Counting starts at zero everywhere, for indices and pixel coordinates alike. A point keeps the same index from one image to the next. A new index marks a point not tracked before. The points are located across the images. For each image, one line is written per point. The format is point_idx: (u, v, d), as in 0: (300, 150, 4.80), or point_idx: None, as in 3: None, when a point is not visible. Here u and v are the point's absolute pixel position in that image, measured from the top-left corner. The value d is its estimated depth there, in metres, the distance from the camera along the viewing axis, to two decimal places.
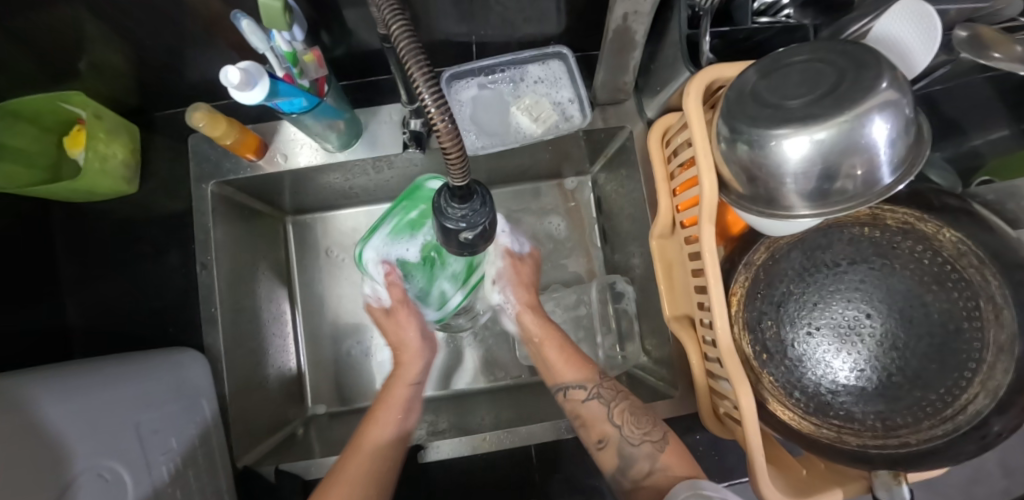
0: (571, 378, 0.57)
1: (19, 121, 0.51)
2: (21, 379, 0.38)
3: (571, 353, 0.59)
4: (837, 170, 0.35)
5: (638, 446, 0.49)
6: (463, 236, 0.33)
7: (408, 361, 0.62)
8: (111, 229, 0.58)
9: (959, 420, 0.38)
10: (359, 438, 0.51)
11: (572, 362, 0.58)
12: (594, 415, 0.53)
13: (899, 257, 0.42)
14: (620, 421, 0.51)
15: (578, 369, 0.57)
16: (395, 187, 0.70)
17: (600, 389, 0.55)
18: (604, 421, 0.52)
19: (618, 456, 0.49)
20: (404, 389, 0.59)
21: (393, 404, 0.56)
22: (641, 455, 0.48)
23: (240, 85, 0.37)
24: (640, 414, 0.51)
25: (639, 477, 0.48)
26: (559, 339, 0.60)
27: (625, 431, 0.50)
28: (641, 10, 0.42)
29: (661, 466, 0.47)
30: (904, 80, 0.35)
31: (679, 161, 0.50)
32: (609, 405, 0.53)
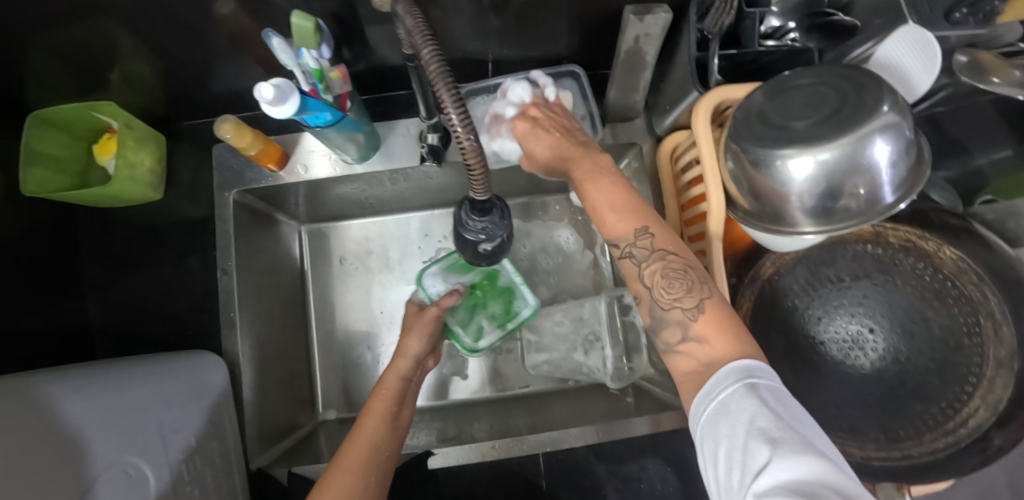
0: (619, 225, 0.40)
1: (52, 128, 0.53)
2: (15, 397, 0.39)
3: (624, 197, 0.41)
4: (839, 190, 0.37)
5: (668, 311, 0.38)
6: (482, 247, 0.34)
7: (407, 353, 0.59)
8: (135, 234, 0.60)
9: (960, 433, 0.39)
10: (361, 424, 0.49)
11: (620, 207, 0.41)
12: (627, 272, 0.41)
13: (901, 273, 0.43)
14: (655, 283, 0.39)
15: (623, 212, 0.41)
16: (408, 198, 0.72)
17: (636, 245, 0.40)
18: (636, 279, 0.40)
19: (651, 315, 0.39)
20: (397, 381, 0.55)
21: (387, 395, 0.53)
22: (671, 320, 0.37)
23: (273, 101, 0.39)
24: (676, 274, 0.38)
25: (672, 341, 0.37)
26: (614, 192, 0.41)
27: (655, 294, 0.38)
28: (651, 32, 0.45)
29: (695, 337, 0.36)
30: (904, 104, 0.37)
31: (688, 178, 0.52)
32: (643, 260, 0.39)
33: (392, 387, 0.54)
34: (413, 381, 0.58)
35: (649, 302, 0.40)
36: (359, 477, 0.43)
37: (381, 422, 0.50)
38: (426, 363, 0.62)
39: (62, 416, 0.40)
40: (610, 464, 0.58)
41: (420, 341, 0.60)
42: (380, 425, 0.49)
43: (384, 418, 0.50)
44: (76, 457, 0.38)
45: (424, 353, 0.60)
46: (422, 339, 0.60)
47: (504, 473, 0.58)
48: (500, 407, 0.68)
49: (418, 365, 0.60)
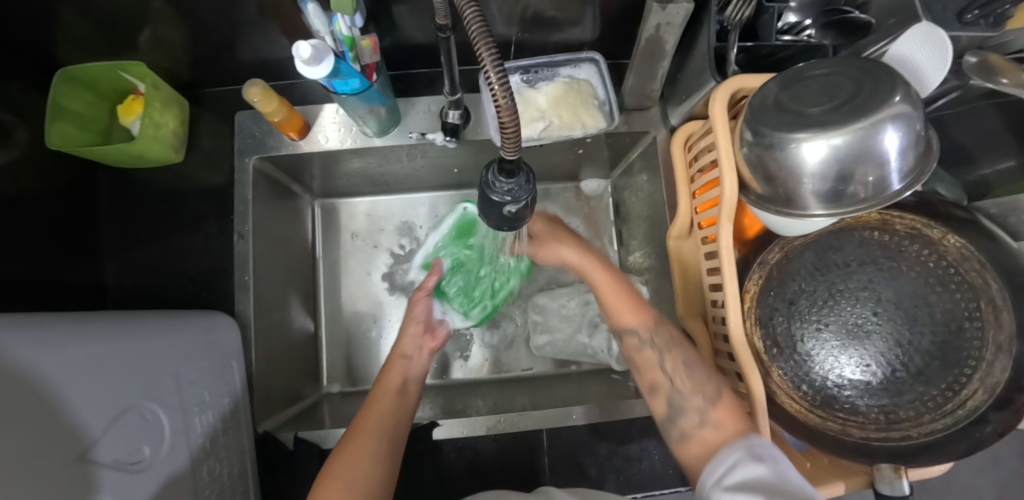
0: (626, 323, 0.52)
1: (79, 85, 0.54)
2: (54, 317, 0.38)
3: (629, 295, 0.54)
4: (851, 175, 0.38)
5: (689, 398, 0.45)
6: (507, 209, 0.35)
7: (407, 335, 0.60)
8: (153, 196, 0.61)
9: (958, 414, 0.40)
10: (371, 396, 0.51)
11: (633, 306, 0.53)
12: (647, 361, 0.50)
13: (906, 259, 0.45)
14: (676, 371, 0.47)
15: (636, 312, 0.52)
16: (422, 177, 0.73)
17: (655, 336, 0.50)
18: (655, 368, 0.49)
19: (669, 404, 0.47)
20: (400, 360, 0.57)
21: (394, 370, 0.55)
22: (690, 407, 0.45)
23: (309, 60, 0.40)
24: (697, 366, 0.47)
25: (689, 427, 0.44)
26: (615, 282, 0.55)
27: (676, 382, 0.47)
28: (674, 22, 0.46)
29: (712, 422, 0.43)
30: (916, 96, 0.38)
31: (700, 165, 0.53)
32: (663, 352, 0.49)
33: (396, 365, 0.56)
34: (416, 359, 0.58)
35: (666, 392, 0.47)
36: (369, 445, 0.45)
37: (390, 396, 0.51)
38: (428, 340, 0.61)
39: (96, 344, 0.39)
40: (611, 444, 0.58)
41: (416, 325, 0.62)
42: (389, 393, 0.51)
43: (394, 393, 0.52)
44: (111, 392, 0.38)
45: (425, 327, 0.62)
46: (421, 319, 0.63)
47: (506, 449, 0.58)
48: (503, 387, 0.69)
49: (420, 341, 0.60)
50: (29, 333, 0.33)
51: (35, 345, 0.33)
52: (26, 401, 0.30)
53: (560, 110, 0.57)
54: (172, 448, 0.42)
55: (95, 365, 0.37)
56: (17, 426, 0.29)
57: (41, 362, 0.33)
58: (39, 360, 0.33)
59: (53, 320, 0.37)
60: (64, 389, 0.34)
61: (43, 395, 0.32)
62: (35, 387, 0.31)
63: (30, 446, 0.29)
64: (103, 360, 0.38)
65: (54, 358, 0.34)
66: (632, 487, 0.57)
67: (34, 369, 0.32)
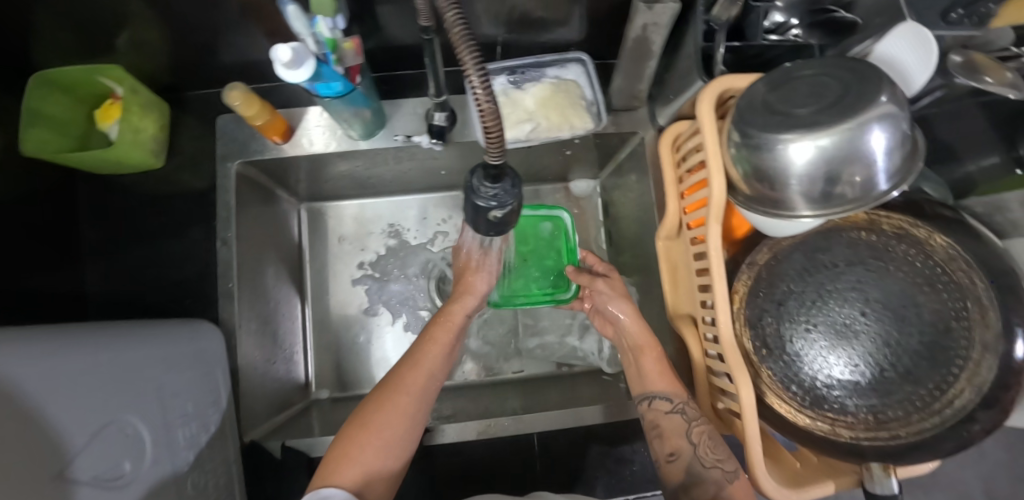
0: (658, 388, 0.50)
1: (54, 89, 0.53)
2: (29, 330, 0.37)
3: (667, 363, 0.52)
4: (839, 176, 0.38)
5: (709, 469, 0.46)
6: (493, 214, 0.34)
7: (472, 290, 0.54)
8: (133, 201, 0.59)
9: (945, 414, 0.40)
10: (414, 360, 0.48)
11: (669, 373, 0.51)
12: (673, 426, 0.48)
13: (894, 259, 0.45)
14: (701, 443, 0.47)
15: (670, 380, 0.50)
16: (410, 180, 0.73)
17: (686, 405, 0.49)
18: (681, 434, 0.47)
19: (687, 471, 0.46)
20: (460, 319, 0.53)
21: (446, 331, 0.51)
22: (710, 478, 0.45)
23: (289, 63, 0.39)
24: (718, 438, 0.47)
25: (702, 497, 0.45)
26: (659, 348, 0.52)
27: (700, 451, 0.46)
28: (661, 22, 0.46)
29: (727, 496, 0.44)
30: (903, 96, 0.38)
31: (689, 166, 0.53)
32: (693, 423, 0.48)
33: (458, 320, 0.53)
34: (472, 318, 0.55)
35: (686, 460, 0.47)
36: (409, 411, 0.45)
37: (433, 366, 0.49)
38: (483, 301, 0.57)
39: (76, 356, 0.38)
40: (602, 446, 0.58)
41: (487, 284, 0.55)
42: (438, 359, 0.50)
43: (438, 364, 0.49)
44: (95, 407, 0.37)
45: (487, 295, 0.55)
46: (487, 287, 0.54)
47: (497, 452, 0.58)
48: (494, 390, 0.68)
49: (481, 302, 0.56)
50: (10, 349, 0.32)
51: (15, 360, 0.32)
52: (13, 418, 0.30)
53: (549, 111, 0.56)
54: (155, 461, 0.41)
55: (74, 378, 0.36)
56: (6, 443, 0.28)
57: (24, 377, 0.32)
58: (21, 376, 0.32)
59: (32, 335, 0.36)
60: (48, 405, 0.33)
61: (28, 410, 0.31)
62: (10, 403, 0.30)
63: (18, 463, 0.29)
64: (84, 373, 0.37)
65: (38, 373, 0.33)
66: (623, 488, 0.57)
67: (9, 384, 0.31)
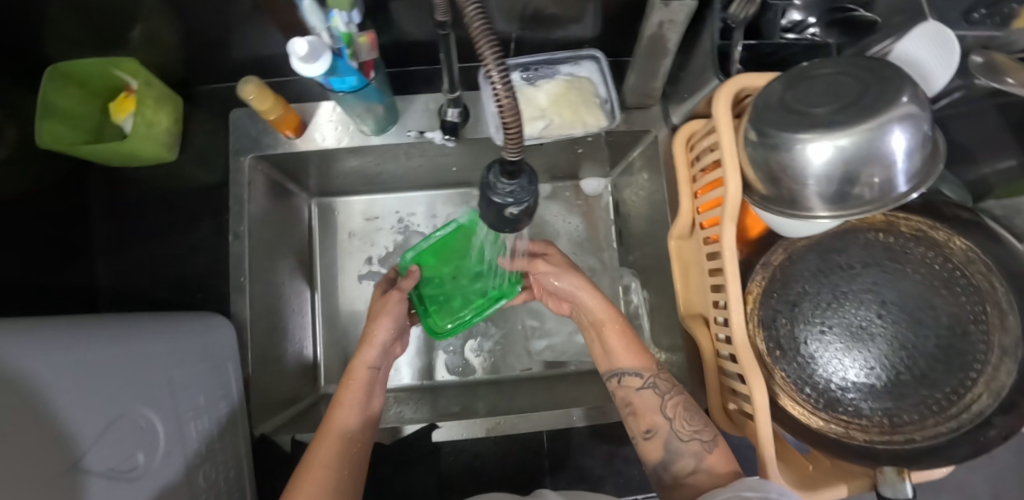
0: (625, 365, 0.52)
1: (69, 83, 0.53)
2: (43, 322, 0.37)
3: (632, 338, 0.53)
4: (857, 177, 0.38)
5: (686, 442, 0.46)
6: (509, 211, 0.34)
7: (373, 342, 0.54)
8: (146, 195, 0.59)
9: (963, 418, 0.40)
10: (316, 441, 0.46)
11: (633, 347, 0.53)
12: (646, 403, 0.49)
13: (911, 261, 0.44)
14: (675, 414, 0.48)
15: (636, 355, 0.52)
16: (421, 176, 0.72)
17: (657, 380, 0.50)
18: (656, 411, 0.48)
19: (665, 447, 0.47)
20: (364, 373, 0.52)
21: (348, 398, 0.50)
22: (687, 451, 0.46)
23: (305, 57, 0.39)
24: (695, 411, 0.48)
25: (683, 473, 0.45)
26: (618, 324, 0.54)
27: (675, 426, 0.47)
28: (676, 20, 0.45)
29: (707, 467, 0.44)
30: (924, 96, 0.38)
31: (702, 165, 0.53)
32: (665, 397, 0.49)
33: (360, 378, 0.52)
34: (382, 370, 0.55)
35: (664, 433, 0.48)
36: (331, 483, 0.43)
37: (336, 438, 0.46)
38: (393, 350, 0.57)
39: (89, 348, 0.38)
40: (612, 445, 0.58)
41: (388, 326, 0.55)
42: (343, 428, 0.47)
43: (343, 434, 0.47)
44: (105, 400, 0.37)
45: (394, 339, 0.56)
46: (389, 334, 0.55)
47: (505, 450, 0.58)
48: (502, 388, 0.68)
49: (386, 351, 0.56)
50: (23, 341, 0.32)
51: (28, 352, 0.32)
52: (20, 411, 0.30)
53: (561, 109, 0.56)
54: (166, 454, 0.41)
55: (87, 371, 0.36)
56: (16, 435, 0.28)
57: (37, 369, 0.32)
58: (34, 367, 0.32)
59: (44, 327, 0.36)
60: (61, 397, 0.33)
61: (44, 402, 0.31)
62: (22, 396, 0.30)
63: (28, 456, 0.29)
64: (97, 366, 0.38)
65: (51, 365, 0.33)
66: (631, 488, 0.57)
67: (23, 377, 0.31)
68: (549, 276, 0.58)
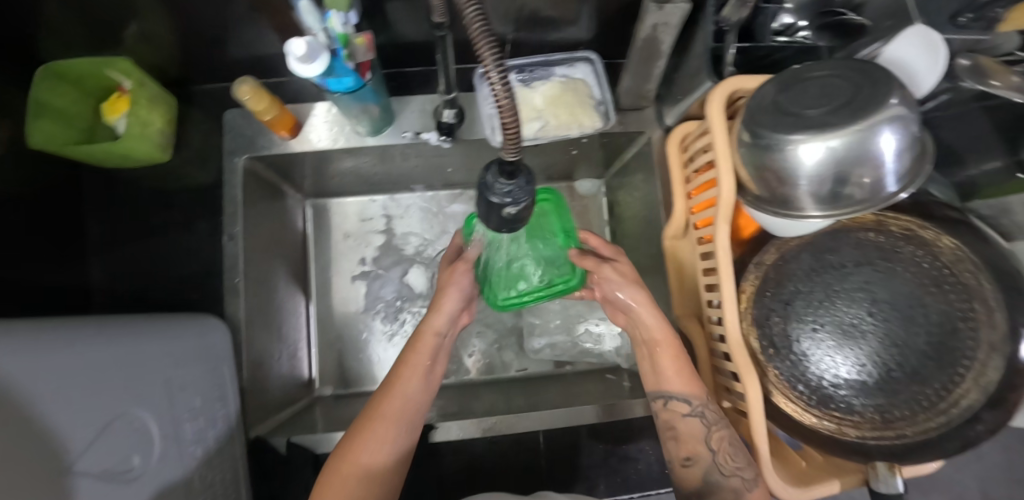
0: (674, 388, 0.47)
1: (62, 82, 0.52)
2: (36, 324, 0.36)
3: (684, 361, 0.48)
4: (848, 176, 0.38)
5: (727, 478, 0.44)
6: (507, 211, 0.34)
7: (441, 309, 0.52)
8: (139, 196, 0.59)
9: (952, 413, 0.41)
10: (393, 378, 0.50)
11: (685, 372, 0.47)
12: (690, 431, 0.46)
13: (902, 260, 0.45)
14: (721, 450, 0.45)
15: (687, 381, 0.47)
16: (417, 177, 0.73)
17: (706, 409, 0.46)
18: (699, 441, 0.46)
19: (703, 477, 0.45)
20: (431, 338, 0.51)
21: (421, 353, 0.51)
22: (726, 485, 0.44)
23: (303, 58, 0.39)
24: (739, 446, 0.45)
25: None
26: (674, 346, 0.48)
27: (718, 460, 0.45)
28: (671, 22, 0.46)
29: None
30: (912, 98, 0.38)
31: (696, 166, 0.53)
32: (711, 427, 0.46)
33: (427, 345, 0.51)
34: (448, 336, 0.53)
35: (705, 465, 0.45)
36: (396, 431, 0.47)
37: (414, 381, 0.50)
38: (463, 315, 0.55)
39: (84, 350, 0.38)
40: (608, 445, 0.58)
41: (455, 297, 0.52)
42: (417, 375, 0.50)
43: (420, 376, 0.50)
44: (99, 401, 0.37)
45: (464, 305, 0.54)
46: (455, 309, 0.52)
47: (502, 450, 0.58)
48: (499, 388, 0.68)
49: (456, 317, 0.53)
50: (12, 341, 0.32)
51: (19, 353, 0.32)
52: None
53: (558, 110, 0.57)
54: (161, 456, 0.41)
55: (82, 373, 0.36)
56: (9, 438, 0.28)
57: (26, 369, 0.32)
58: (24, 369, 0.31)
59: (32, 327, 0.36)
60: (50, 398, 0.33)
61: (37, 404, 0.31)
62: (16, 398, 0.30)
63: (22, 457, 0.28)
64: (92, 368, 0.37)
65: (40, 366, 0.33)
66: (627, 487, 0.58)
67: (17, 378, 0.30)
68: (608, 284, 0.51)
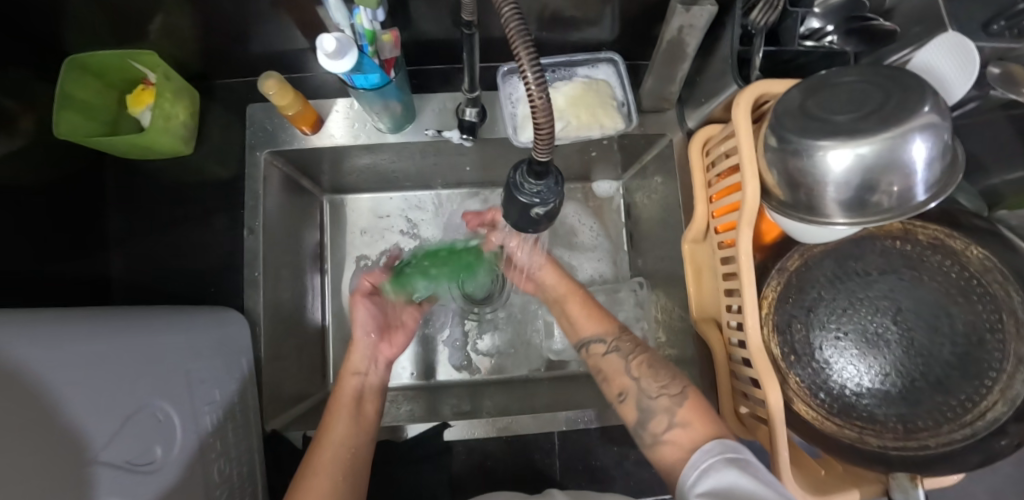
0: (593, 333, 0.57)
1: (88, 74, 0.53)
2: (59, 315, 0.37)
3: (593, 310, 0.59)
4: (876, 184, 0.38)
5: (656, 399, 0.48)
6: (535, 211, 0.35)
7: (355, 348, 0.57)
8: (160, 188, 0.59)
9: (977, 425, 0.40)
10: (317, 444, 0.48)
11: (594, 318, 0.58)
12: (614, 367, 0.52)
13: (928, 269, 0.45)
14: (640, 374, 0.50)
15: (598, 323, 0.57)
16: (433, 175, 0.73)
17: (619, 343, 0.54)
18: (623, 373, 0.51)
19: (638, 408, 0.48)
20: (348, 383, 0.54)
21: (341, 400, 0.52)
22: (658, 408, 0.47)
23: (332, 54, 0.39)
24: (658, 367, 0.50)
25: (660, 431, 0.46)
26: (582, 298, 0.61)
27: (643, 384, 0.49)
28: (697, 25, 0.46)
29: (680, 422, 0.45)
30: (944, 106, 0.38)
31: (718, 170, 0.53)
32: (629, 357, 0.52)
33: (349, 385, 0.54)
34: (371, 375, 0.56)
35: (634, 396, 0.49)
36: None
37: (335, 438, 0.48)
38: (384, 347, 0.59)
39: (105, 342, 0.38)
40: (622, 448, 0.58)
41: (366, 330, 0.58)
42: (339, 434, 0.49)
43: (346, 432, 0.49)
44: (118, 392, 0.37)
45: (378, 337, 0.59)
46: (368, 328, 0.58)
47: (515, 451, 0.58)
48: (511, 389, 0.68)
49: (374, 352, 0.58)
50: (24, 333, 0.32)
51: (30, 346, 0.32)
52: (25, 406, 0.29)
53: (579, 110, 0.56)
54: (181, 448, 0.41)
55: (103, 364, 0.36)
56: (26, 428, 0.28)
57: (37, 361, 0.31)
58: (40, 360, 0.32)
59: (48, 318, 0.36)
60: (67, 388, 0.33)
61: (55, 395, 0.31)
62: (34, 390, 0.30)
63: (36, 449, 0.28)
64: (113, 359, 0.38)
65: (58, 358, 0.33)
66: (643, 490, 0.57)
67: (31, 369, 0.31)
68: (518, 252, 0.63)
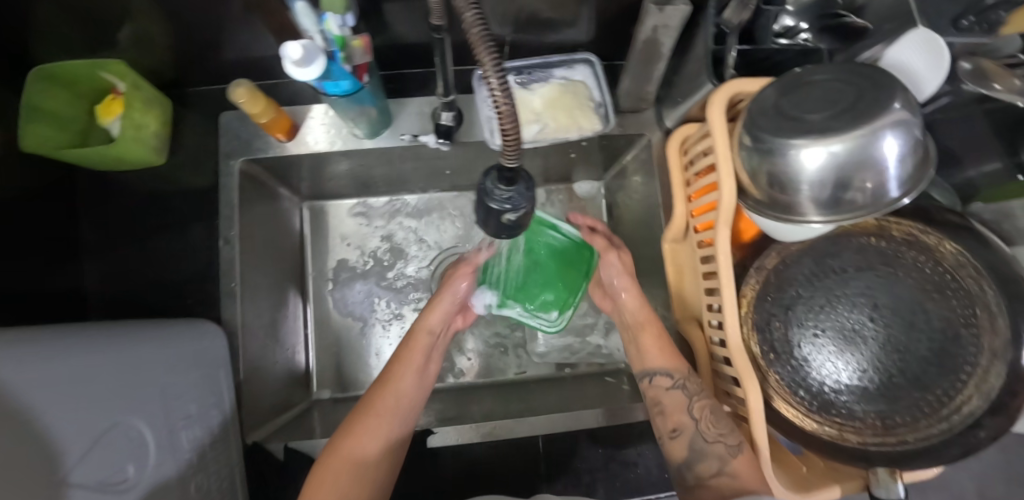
0: (660, 365, 0.53)
1: (55, 84, 0.52)
2: (28, 333, 0.36)
3: (667, 340, 0.55)
4: (850, 182, 0.38)
5: (711, 444, 0.47)
6: (506, 217, 0.34)
7: (440, 306, 0.60)
8: (133, 199, 0.58)
9: (953, 420, 0.41)
10: (390, 374, 0.56)
11: (668, 350, 0.54)
12: (675, 403, 0.50)
13: (904, 266, 0.45)
14: (702, 418, 0.48)
15: (670, 357, 0.53)
16: (413, 179, 0.72)
17: (687, 381, 0.51)
18: (683, 412, 0.49)
19: (689, 448, 0.48)
20: (426, 336, 0.59)
21: (415, 349, 0.58)
22: (711, 453, 0.47)
23: (298, 62, 0.38)
24: (720, 413, 0.48)
25: (706, 474, 0.47)
26: (659, 327, 0.56)
27: (701, 427, 0.48)
28: (671, 24, 0.45)
29: (729, 471, 0.46)
30: (914, 102, 0.38)
31: (696, 169, 0.53)
32: (694, 397, 0.50)
33: (423, 341, 0.58)
34: (440, 336, 0.61)
35: (689, 435, 0.49)
36: (387, 424, 0.51)
37: (407, 378, 0.56)
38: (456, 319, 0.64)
39: (78, 359, 0.37)
40: (607, 449, 0.58)
41: (453, 297, 0.60)
42: (409, 375, 0.56)
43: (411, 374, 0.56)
44: (93, 409, 0.36)
45: (459, 306, 0.62)
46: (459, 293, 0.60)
47: (500, 455, 0.58)
48: (497, 393, 0.68)
49: (449, 318, 0.61)
50: None
51: (6, 363, 0.31)
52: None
53: (557, 113, 0.56)
54: (157, 465, 0.40)
55: (76, 382, 0.36)
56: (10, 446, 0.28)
57: (11, 379, 0.31)
58: (19, 377, 0.31)
59: (18, 336, 0.35)
60: (42, 406, 0.32)
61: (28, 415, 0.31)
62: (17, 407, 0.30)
63: (18, 467, 0.28)
64: (87, 377, 0.37)
65: (30, 376, 0.32)
66: (626, 492, 0.57)
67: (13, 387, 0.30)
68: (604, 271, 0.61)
